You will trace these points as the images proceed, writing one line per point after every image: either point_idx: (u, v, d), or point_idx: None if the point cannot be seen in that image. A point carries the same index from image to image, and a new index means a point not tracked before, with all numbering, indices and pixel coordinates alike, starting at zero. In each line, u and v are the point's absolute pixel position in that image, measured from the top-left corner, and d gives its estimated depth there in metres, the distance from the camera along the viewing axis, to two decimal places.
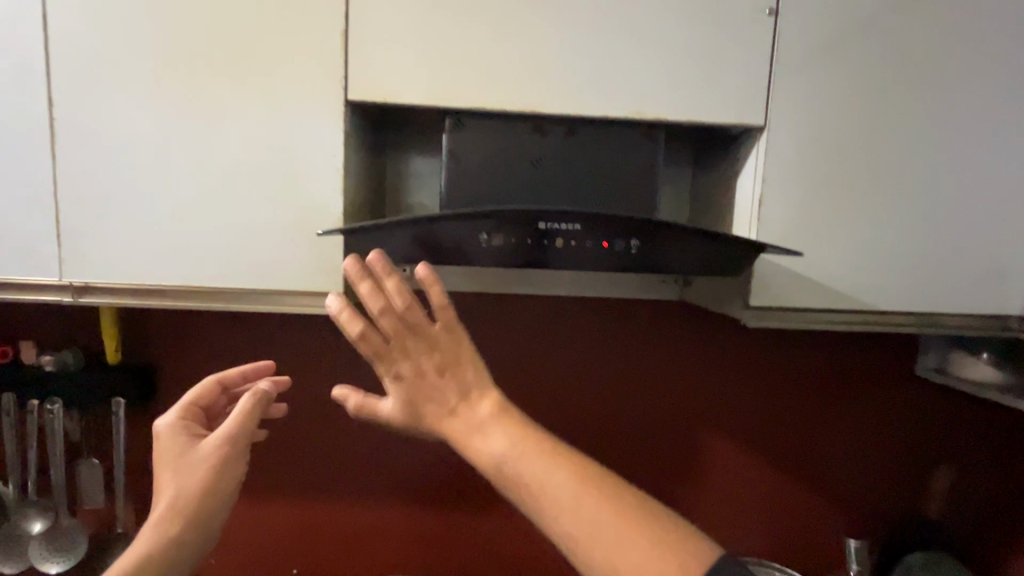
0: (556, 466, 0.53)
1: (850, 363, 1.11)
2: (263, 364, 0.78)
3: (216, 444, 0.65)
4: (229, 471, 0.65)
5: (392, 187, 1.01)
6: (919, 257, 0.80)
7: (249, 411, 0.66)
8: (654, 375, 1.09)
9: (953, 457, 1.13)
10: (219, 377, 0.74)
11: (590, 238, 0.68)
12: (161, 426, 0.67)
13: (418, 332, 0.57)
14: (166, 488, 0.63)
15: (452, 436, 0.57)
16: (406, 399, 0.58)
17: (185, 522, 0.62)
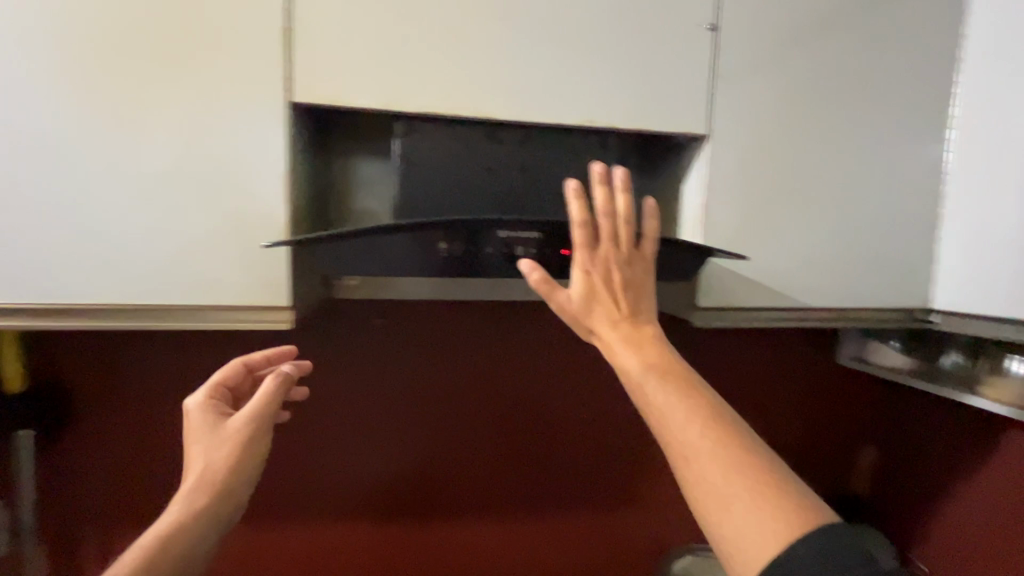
0: (679, 402, 0.49)
1: (784, 356, 1.19)
2: (286, 350, 0.79)
3: (244, 419, 0.65)
4: (255, 449, 0.65)
5: (338, 191, 0.96)
6: (845, 257, 0.87)
7: (273, 391, 0.66)
8: (608, 376, 1.11)
9: (874, 436, 1.24)
10: (247, 360, 0.74)
11: (551, 246, 0.68)
12: (192, 403, 0.68)
13: (625, 248, 0.57)
14: (197, 460, 0.63)
15: (609, 339, 0.56)
16: (584, 295, 0.57)
17: (213, 493, 0.62)
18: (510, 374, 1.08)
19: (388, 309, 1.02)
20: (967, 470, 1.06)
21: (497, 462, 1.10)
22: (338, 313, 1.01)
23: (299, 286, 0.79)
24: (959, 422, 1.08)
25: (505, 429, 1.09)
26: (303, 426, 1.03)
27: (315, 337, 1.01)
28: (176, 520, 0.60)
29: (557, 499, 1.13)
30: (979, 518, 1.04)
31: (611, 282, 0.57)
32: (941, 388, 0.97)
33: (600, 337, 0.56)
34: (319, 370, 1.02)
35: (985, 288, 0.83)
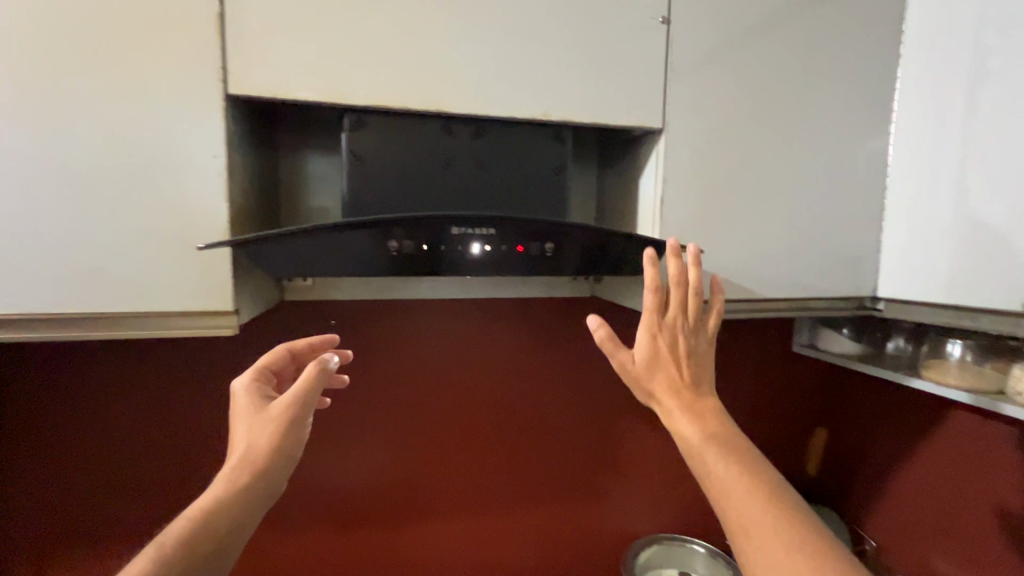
0: (739, 473, 0.51)
1: (742, 346, 1.22)
2: (327, 338, 0.75)
3: (288, 399, 0.59)
4: (297, 432, 0.59)
5: (287, 188, 0.92)
6: (797, 248, 0.89)
7: (319, 372, 0.60)
8: (572, 371, 1.11)
9: (828, 420, 1.29)
10: (289, 346, 0.71)
11: (506, 242, 0.67)
12: (238, 384, 0.64)
13: (693, 319, 0.62)
14: (240, 439, 0.58)
15: (671, 402, 0.59)
16: (649, 358, 0.61)
17: (255, 472, 0.56)
18: (473, 372, 1.06)
19: (345, 310, 0.99)
20: (912, 450, 1.11)
21: (463, 462, 1.08)
22: (291, 316, 0.97)
23: (247, 289, 0.75)
24: (904, 404, 1.13)
25: (469, 429, 1.08)
26: None
27: (267, 342, 0.96)
28: (217, 497, 0.53)
29: (523, 496, 1.12)
30: (923, 494, 1.09)
31: (675, 350, 0.61)
32: (886, 371, 1.01)
33: (661, 399, 0.60)
34: None
35: (925, 276, 0.87)
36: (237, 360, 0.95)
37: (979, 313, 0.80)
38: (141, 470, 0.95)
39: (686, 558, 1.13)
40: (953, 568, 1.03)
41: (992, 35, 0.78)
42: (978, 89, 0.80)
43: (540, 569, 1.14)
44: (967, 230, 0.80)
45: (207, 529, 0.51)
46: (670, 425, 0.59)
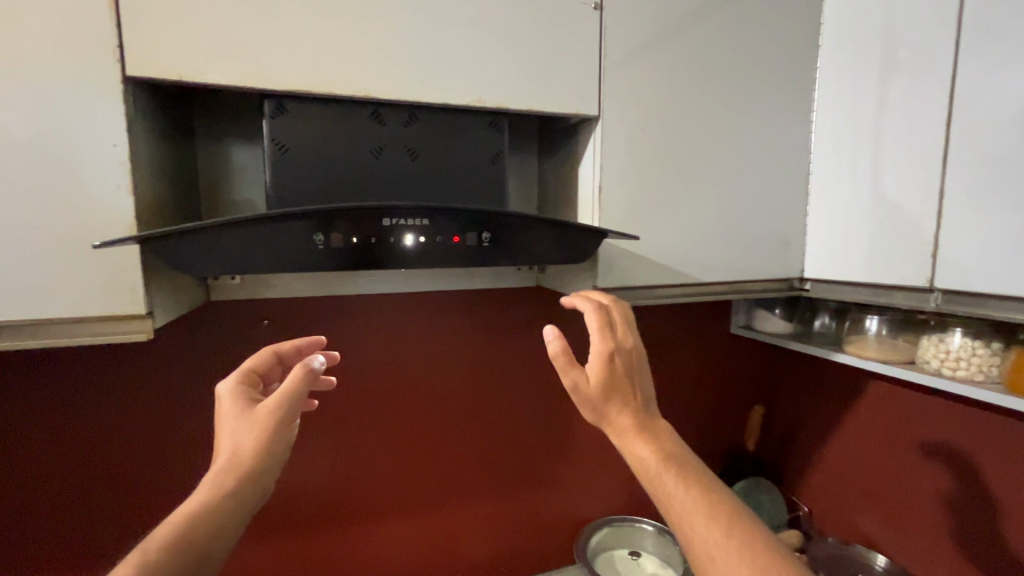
0: (698, 497, 0.51)
1: (684, 329, 1.26)
2: (314, 339, 0.72)
3: (274, 400, 0.55)
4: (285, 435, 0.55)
5: (208, 180, 0.86)
6: (730, 233, 0.92)
7: (305, 373, 0.56)
8: (519, 361, 1.11)
9: (764, 396, 1.36)
10: (274, 348, 0.67)
11: (440, 234, 0.65)
12: (223, 386, 0.59)
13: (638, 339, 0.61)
14: (224, 443, 0.53)
15: (626, 424, 0.56)
16: (606, 375, 0.57)
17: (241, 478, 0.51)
18: (418, 367, 1.04)
19: (278, 309, 0.94)
20: (838, 420, 1.19)
21: (411, 459, 1.06)
22: (220, 317, 0.90)
23: (163, 291, 0.69)
24: (830, 378, 1.21)
25: (416, 426, 1.05)
26: (189, 446, 0.92)
27: (191, 346, 0.90)
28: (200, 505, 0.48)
29: (475, 490, 1.11)
30: (850, 460, 1.17)
31: (629, 368, 0.58)
32: (814, 348, 1.07)
33: (615, 421, 0.56)
34: (200, 381, 0.91)
35: (846, 257, 0.92)
36: (160, 367, 0.88)
37: (892, 289, 0.85)
38: (53, 493, 0.86)
39: (637, 538, 1.17)
40: (877, 527, 1.11)
41: (899, 27, 0.82)
42: (887, 78, 0.85)
43: (498, 560, 1.14)
44: (881, 213, 0.86)
45: (189, 540, 0.46)
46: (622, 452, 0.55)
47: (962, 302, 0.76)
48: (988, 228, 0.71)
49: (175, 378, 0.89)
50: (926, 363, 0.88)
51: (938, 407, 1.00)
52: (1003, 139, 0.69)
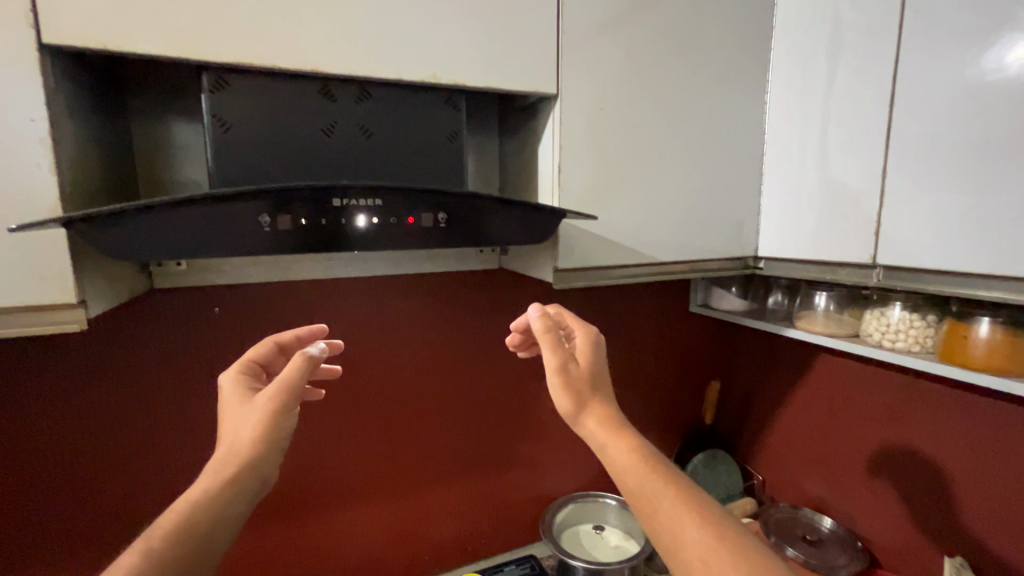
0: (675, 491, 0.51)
1: (644, 309, 1.28)
2: (318, 328, 0.71)
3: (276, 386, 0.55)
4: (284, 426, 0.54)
5: (146, 159, 0.80)
6: (687, 213, 0.94)
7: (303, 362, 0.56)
8: (483, 343, 1.11)
9: (720, 371, 1.41)
10: (276, 339, 0.67)
11: (394, 215, 0.63)
12: (224, 380, 0.59)
13: None
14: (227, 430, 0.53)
15: (604, 412, 0.57)
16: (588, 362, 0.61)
17: (246, 461, 0.50)
18: (381, 352, 1.02)
19: (229, 295, 0.90)
20: (789, 393, 1.24)
21: (375, 445, 1.05)
22: (165, 306, 0.86)
23: (97, 278, 0.65)
24: (781, 353, 1.26)
25: (379, 412, 1.04)
26: (135, 443, 0.87)
27: (134, 336, 0.84)
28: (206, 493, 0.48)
29: (441, 473, 1.11)
30: (800, 430, 1.23)
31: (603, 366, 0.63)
32: (768, 324, 1.11)
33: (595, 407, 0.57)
34: (144, 373, 0.86)
35: (797, 236, 0.95)
36: (100, 361, 0.83)
37: (839, 267, 0.89)
38: None
39: (601, 513, 1.20)
40: (825, 491, 1.18)
41: (848, 11, 0.84)
42: (835, 61, 0.87)
43: (466, 542, 1.15)
44: (829, 192, 0.89)
45: (196, 526, 0.47)
46: (601, 440, 0.55)
47: (901, 277, 0.80)
48: (925, 205, 0.75)
49: (116, 372, 0.84)
50: (869, 335, 0.93)
51: (879, 377, 1.06)
52: (940, 120, 0.72)
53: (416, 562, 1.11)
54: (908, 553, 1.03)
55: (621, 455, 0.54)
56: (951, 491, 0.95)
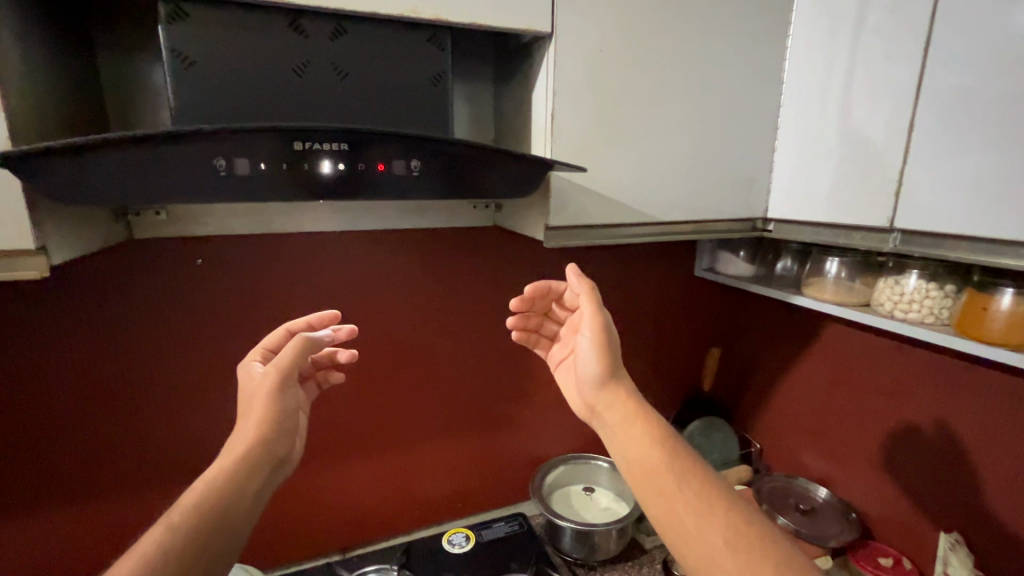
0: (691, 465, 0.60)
1: (646, 272, 1.23)
2: (329, 314, 0.74)
3: (272, 375, 0.65)
4: (279, 408, 0.67)
5: (119, 102, 0.77)
6: (694, 170, 0.87)
7: (303, 344, 0.66)
8: (475, 302, 1.08)
9: (723, 338, 1.37)
10: (288, 326, 0.74)
11: (361, 161, 0.58)
12: (240, 368, 0.71)
13: None
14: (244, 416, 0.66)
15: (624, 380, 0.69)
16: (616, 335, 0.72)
17: (251, 444, 0.63)
18: (371, 309, 1.00)
19: (213, 247, 0.87)
20: (792, 363, 1.21)
21: (364, 401, 1.04)
22: (145, 258, 0.84)
23: (60, 225, 0.62)
24: (787, 320, 1.21)
25: (369, 369, 1.03)
26: (123, 394, 0.87)
27: (117, 286, 0.83)
28: (220, 468, 0.60)
29: (431, 430, 1.11)
30: (800, 401, 1.20)
31: None
32: (775, 291, 1.05)
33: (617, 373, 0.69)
34: (129, 325, 0.85)
35: (811, 197, 0.88)
36: (82, 312, 0.82)
37: (853, 231, 0.83)
38: None
39: (592, 476, 1.21)
40: (821, 463, 1.16)
41: None
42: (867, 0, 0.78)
43: (457, 498, 1.16)
44: (848, 150, 0.82)
45: (211, 501, 0.57)
46: (620, 403, 0.67)
47: (921, 243, 0.74)
48: (957, 165, 0.67)
49: (101, 323, 0.83)
50: (880, 305, 0.87)
51: (887, 349, 1.01)
52: (979, 70, 0.64)
53: (405, 516, 1.13)
54: (903, 526, 1.01)
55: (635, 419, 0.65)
56: (955, 468, 0.91)
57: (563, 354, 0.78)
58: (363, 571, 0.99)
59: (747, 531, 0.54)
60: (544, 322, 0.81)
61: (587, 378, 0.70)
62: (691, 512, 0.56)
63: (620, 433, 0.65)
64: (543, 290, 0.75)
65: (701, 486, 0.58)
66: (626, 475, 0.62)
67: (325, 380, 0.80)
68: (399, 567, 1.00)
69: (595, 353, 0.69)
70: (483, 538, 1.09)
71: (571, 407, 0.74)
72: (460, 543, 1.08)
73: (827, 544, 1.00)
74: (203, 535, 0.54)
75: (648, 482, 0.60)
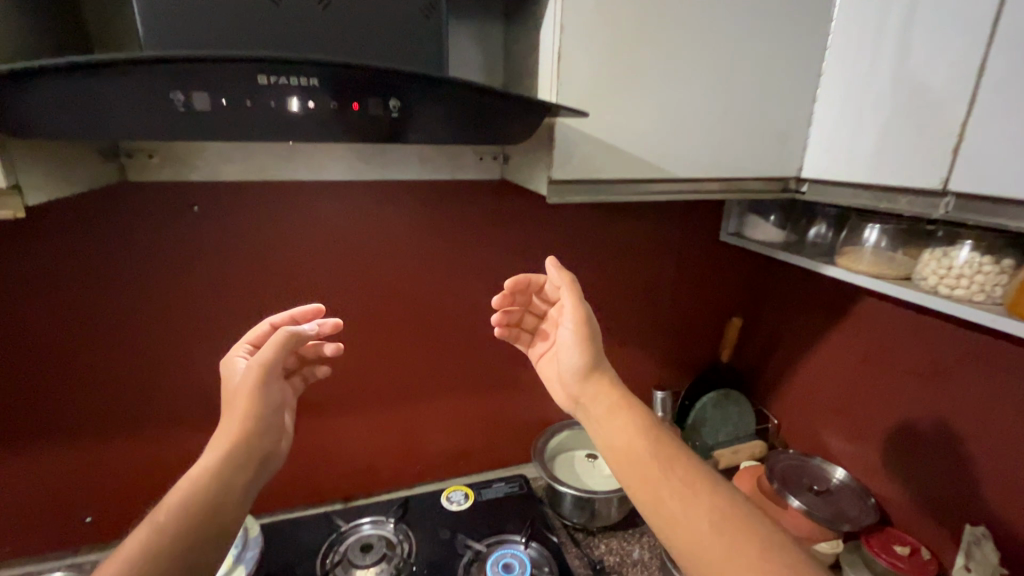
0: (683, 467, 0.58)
1: (666, 234, 1.15)
2: (312, 308, 0.72)
3: (256, 368, 0.64)
4: (264, 401, 0.65)
5: (103, 35, 0.73)
6: (720, 120, 0.78)
7: (286, 337, 0.65)
8: (480, 260, 1.04)
9: (747, 308, 1.28)
10: (271, 320, 0.74)
11: (334, 98, 0.53)
12: (223, 364, 0.71)
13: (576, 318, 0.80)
14: (229, 408, 0.64)
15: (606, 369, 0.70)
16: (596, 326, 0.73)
17: (238, 438, 0.61)
18: (371, 263, 0.97)
19: (207, 193, 0.85)
20: (819, 336, 1.12)
21: (365, 357, 1.02)
22: (139, 202, 0.82)
23: (35, 161, 0.60)
24: (816, 292, 1.12)
25: (368, 326, 1.01)
26: (124, 338, 0.87)
27: (113, 230, 0.82)
28: (205, 465, 0.58)
29: (433, 389, 1.09)
30: (825, 378, 1.12)
31: None
32: (804, 260, 0.96)
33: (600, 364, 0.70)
34: (126, 270, 0.84)
35: (852, 154, 0.78)
36: (79, 256, 0.81)
37: (898, 193, 0.73)
38: None
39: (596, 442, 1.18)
40: (842, 443, 1.10)
41: None
42: None
43: (459, 456, 1.16)
44: (901, 98, 0.71)
45: (199, 500, 0.56)
46: (605, 394, 0.67)
47: (978, 210, 0.64)
48: None
49: (96, 266, 0.83)
50: (923, 280, 0.78)
51: (927, 328, 0.92)
52: None
53: (406, 472, 1.13)
54: (924, 514, 0.95)
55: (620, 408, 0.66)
56: (991, 458, 0.84)
57: (544, 347, 0.78)
58: (358, 522, 1.00)
59: (735, 520, 0.53)
60: (524, 316, 0.80)
61: (571, 370, 0.70)
62: (675, 498, 0.55)
63: (605, 423, 0.65)
64: (523, 285, 0.75)
65: (684, 472, 0.58)
66: (610, 465, 0.62)
67: (312, 374, 0.78)
68: (395, 519, 1.00)
69: (579, 344, 0.71)
70: (482, 497, 1.09)
71: (555, 400, 0.74)
72: (459, 501, 1.08)
73: (838, 527, 0.94)
74: (195, 531, 0.54)
75: (633, 470, 0.59)
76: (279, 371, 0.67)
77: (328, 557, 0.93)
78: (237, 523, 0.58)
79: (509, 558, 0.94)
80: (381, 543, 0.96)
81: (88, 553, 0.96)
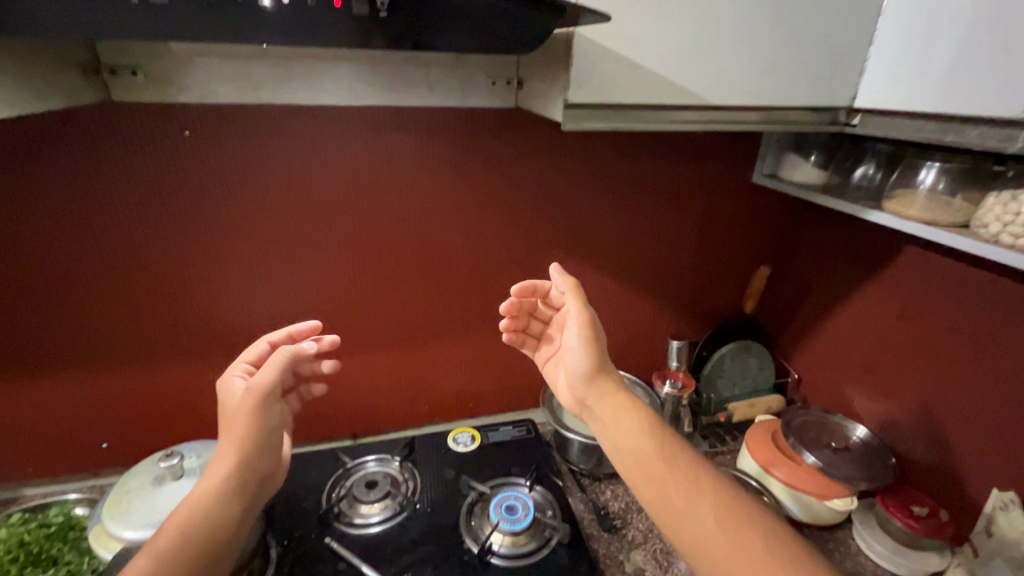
0: (691, 485, 0.61)
1: (693, 173, 1.06)
2: (308, 326, 0.77)
3: (253, 395, 0.64)
4: (263, 425, 0.66)
5: None
6: (766, 37, 0.68)
7: (286, 359, 0.67)
8: (490, 197, 0.97)
9: (776, 256, 1.20)
10: (269, 338, 0.77)
11: None
12: (220, 384, 0.72)
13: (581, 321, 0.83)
14: (226, 427, 0.65)
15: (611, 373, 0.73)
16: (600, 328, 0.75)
17: (238, 467, 0.63)
18: (375, 197, 0.92)
19: (199, 117, 0.79)
20: (852, 288, 1.05)
21: (370, 296, 0.99)
22: (129, 125, 0.77)
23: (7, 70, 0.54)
24: (854, 240, 1.03)
25: (373, 264, 0.97)
26: (124, 269, 0.86)
27: (105, 155, 0.78)
28: (207, 489, 0.62)
29: (440, 331, 1.07)
30: (856, 332, 1.05)
31: None
32: (845, 204, 0.87)
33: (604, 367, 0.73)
34: (122, 198, 0.81)
35: (917, 77, 0.68)
36: (72, 182, 0.78)
37: (968, 125, 0.64)
38: None
39: None
40: (866, 400, 1.05)
41: None
42: None
43: (467, 398, 1.15)
44: (988, 7, 0.60)
45: (199, 528, 0.61)
46: (610, 399, 0.70)
47: None
48: None
49: (90, 192, 0.79)
50: (982, 228, 0.70)
51: (978, 284, 0.83)
52: None
53: (414, 412, 1.13)
54: (947, 476, 0.91)
55: (624, 411, 0.69)
56: None
57: (551, 352, 0.81)
58: (364, 459, 1.01)
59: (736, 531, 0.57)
60: (530, 322, 0.83)
61: (577, 373, 0.72)
62: (683, 496, 0.61)
63: (612, 424, 0.68)
64: (529, 290, 0.78)
65: (689, 475, 0.63)
66: (618, 464, 0.66)
67: (308, 393, 0.82)
68: (401, 458, 1.01)
69: (585, 348, 0.72)
70: (488, 440, 1.09)
71: (562, 401, 0.77)
72: (465, 442, 1.07)
73: (853, 485, 0.90)
74: (195, 556, 0.60)
75: (643, 475, 0.63)
76: (279, 395, 0.68)
77: (334, 491, 0.95)
78: (232, 542, 0.63)
79: (512, 500, 0.93)
80: (386, 480, 0.97)
81: (108, 476, 1.00)
